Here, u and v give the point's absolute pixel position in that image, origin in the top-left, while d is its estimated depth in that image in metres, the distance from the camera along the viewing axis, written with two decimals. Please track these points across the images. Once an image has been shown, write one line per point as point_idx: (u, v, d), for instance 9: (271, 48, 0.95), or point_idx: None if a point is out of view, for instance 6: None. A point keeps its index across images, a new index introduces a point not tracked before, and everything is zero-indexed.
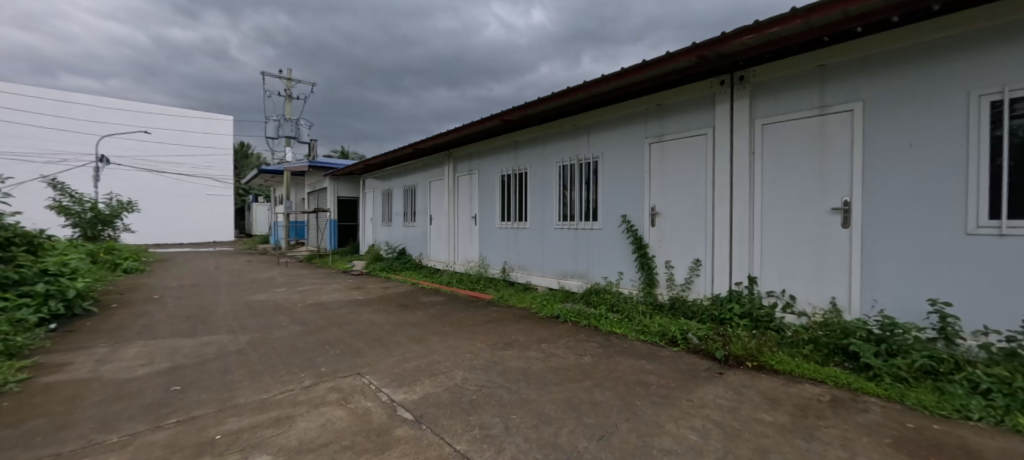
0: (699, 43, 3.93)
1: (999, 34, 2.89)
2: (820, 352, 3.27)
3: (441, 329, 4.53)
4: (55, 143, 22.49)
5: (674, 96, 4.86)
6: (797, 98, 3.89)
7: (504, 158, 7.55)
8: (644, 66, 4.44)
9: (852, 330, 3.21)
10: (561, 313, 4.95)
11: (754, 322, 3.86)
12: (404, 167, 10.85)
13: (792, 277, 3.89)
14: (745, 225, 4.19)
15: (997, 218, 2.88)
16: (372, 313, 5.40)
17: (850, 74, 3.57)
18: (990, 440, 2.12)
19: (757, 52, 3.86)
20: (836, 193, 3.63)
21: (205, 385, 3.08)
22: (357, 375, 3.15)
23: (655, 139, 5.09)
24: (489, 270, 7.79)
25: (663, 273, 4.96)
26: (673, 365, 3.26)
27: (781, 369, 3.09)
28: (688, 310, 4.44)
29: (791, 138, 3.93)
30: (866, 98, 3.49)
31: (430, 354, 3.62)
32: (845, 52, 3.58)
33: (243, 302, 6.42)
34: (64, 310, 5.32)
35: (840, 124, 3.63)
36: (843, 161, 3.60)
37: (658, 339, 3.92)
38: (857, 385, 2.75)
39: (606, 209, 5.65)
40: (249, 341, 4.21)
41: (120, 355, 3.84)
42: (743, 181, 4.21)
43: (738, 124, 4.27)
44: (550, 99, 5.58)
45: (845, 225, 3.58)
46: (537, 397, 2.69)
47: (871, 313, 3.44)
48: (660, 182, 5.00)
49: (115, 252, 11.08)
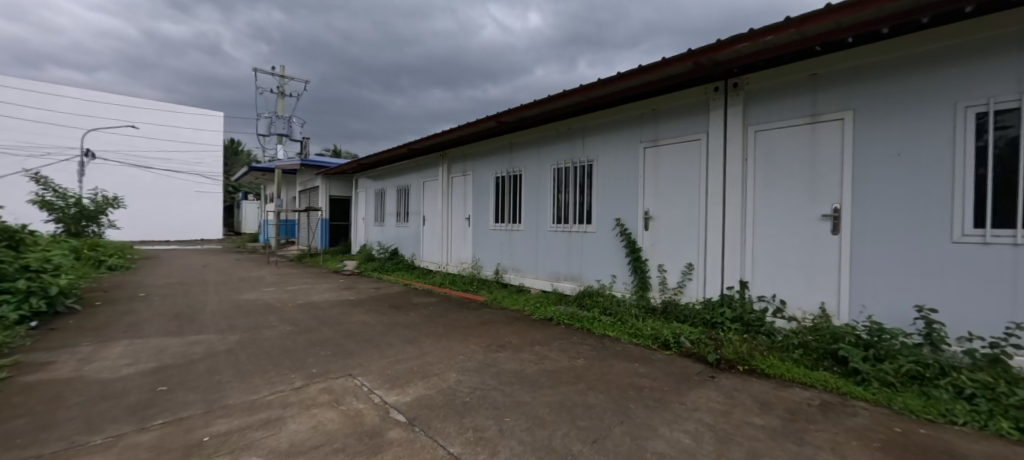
0: (696, 49, 3.95)
1: (986, 48, 2.96)
2: (810, 356, 3.30)
3: (433, 330, 4.49)
4: (39, 136, 22.12)
5: (668, 101, 4.90)
6: (789, 105, 3.96)
7: (499, 159, 7.54)
8: (640, 71, 4.46)
9: (840, 334, 3.24)
10: (555, 315, 4.96)
11: (745, 326, 3.89)
12: (398, 167, 10.79)
13: (783, 282, 3.94)
14: (737, 229, 4.23)
15: (982, 227, 2.95)
16: (364, 314, 5.34)
17: (841, 85, 3.65)
18: (974, 444, 2.16)
19: (752, 59, 3.91)
20: (826, 200, 3.69)
21: (194, 385, 3.02)
22: (349, 377, 3.11)
23: (649, 144, 5.14)
24: (482, 271, 7.78)
25: (656, 276, 4.99)
26: (666, 369, 3.28)
27: (773, 373, 3.11)
28: (681, 314, 4.46)
29: (783, 145, 3.98)
30: (856, 106, 3.56)
31: (423, 355, 3.60)
32: (836, 61, 3.65)
33: (231, 301, 6.32)
34: (46, 308, 5.19)
35: (830, 133, 3.70)
36: (833, 169, 3.66)
37: (651, 343, 3.91)
38: (846, 389, 2.79)
39: (600, 212, 5.67)
40: (237, 340, 4.14)
41: (104, 354, 3.75)
42: (736, 187, 4.26)
43: (730, 131, 4.32)
44: (546, 101, 5.58)
45: (835, 232, 3.64)
46: (530, 400, 2.69)
47: (860, 318, 3.49)
48: (654, 186, 5.04)
49: (100, 248, 10.89)
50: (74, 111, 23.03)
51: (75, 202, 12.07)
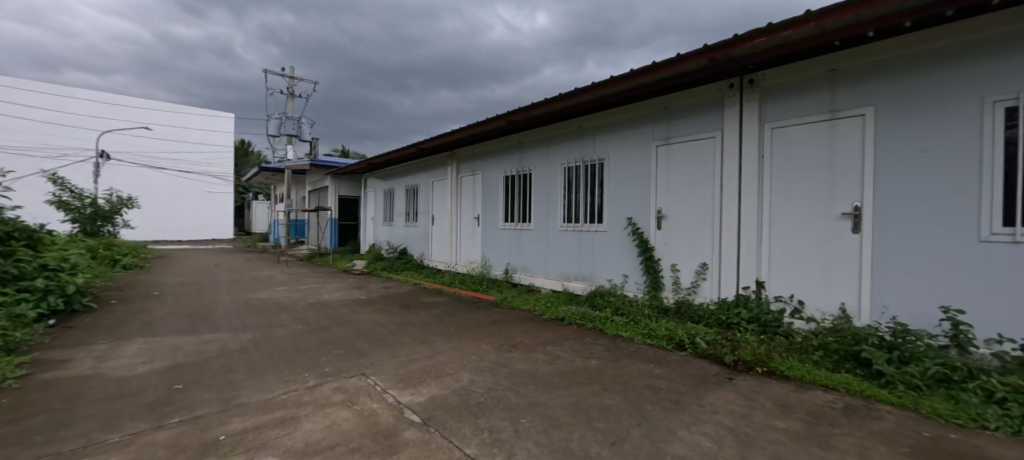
0: (710, 45, 3.90)
1: (1014, 41, 2.87)
2: (830, 358, 3.19)
3: (445, 330, 4.48)
4: (55, 138, 22.52)
5: (681, 99, 4.83)
6: (807, 101, 3.87)
7: (508, 158, 7.51)
8: (654, 67, 4.41)
9: (863, 336, 3.14)
10: (566, 316, 4.90)
11: (762, 327, 3.80)
12: (407, 166, 10.83)
13: (801, 282, 3.86)
14: (753, 228, 4.16)
15: (1012, 226, 2.86)
16: (374, 313, 5.34)
17: (862, 80, 3.56)
18: (1008, 451, 2.08)
19: (768, 55, 3.84)
20: (846, 199, 3.61)
21: (208, 383, 3.02)
22: (362, 376, 3.10)
23: (662, 142, 5.07)
24: (492, 271, 7.76)
25: (669, 277, 4.92)
26: (681, 370, 3.20)
27: (792, 375, 3.01)
28: (694, 314, 4.39)
29: (801, 142, 3.90)
30: (878, 102, 3.47)
31: (435, 355, 3.58)
32: (857, 57, 3.57)
33: (242, 300, 6.36)
34: (63, 306, 5.28)
35: (850, 129, 3.62)
36: (853, 167, 3.58)
37: (664, 343, 3.84)
38: (871, 393, 2.68)
39: (612, 211, 5.61)
40: (250, 339, 4.15)
41: (120, 353, 3.79)
42: (752, 185, 4.19)
43: (746, 128, 4.25)
44: (557, 100, 5.53)
45: (855, 231, 3.55)
46: (545, 401, 2.65)
47: (882, 320, 3.40)
48: (667, 185, 4.97)
49: (114, 248, 11.05)
50: (88, 113, 23.43)
51: (91, 203, 12.31)
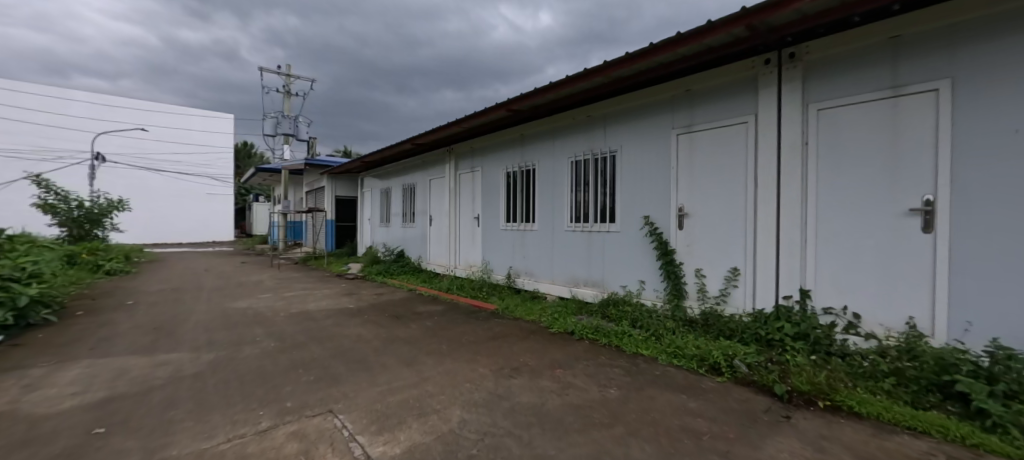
0: (747, 10, 3.27)
1: None
2: (907, 389, 2.57)
3: (437, 347, 3.90)
4: (50, 140, 22.13)
5: (706, 80, 4.22)
6: (863, 76, 3.25)
7: (510, 153, 6.93)
8: (675, 41, 3.79)
9: (951, 363, 2.52)
10: (576, 329, 4.32)
11: (811, 346, 3.17)
12: (404, 165, 10.25)
13: (857, 291, 3.25)
14: (796, 228, 3.54)
15: None
16: (359, 326, 4.76)
17: (934, 47, 2.93)
18: None
19: (816, 20, 3.21)
20: (915, 191, 2.99)
21: (139, 425, 2.44)
22: (328, 415, 2.52)
23: (683, 129, 4.46)
24: (493, 275, 7.18)
25: (693, 283, 4.32)
26: (721, 404, 2.60)
27: (864, 412, 2.40)
28: (725, 327, 3.78)
29: (855, 124, 3.28)
30: (956, 73, 2.84)
31: (422, 383, 2.99)
32: (926, 19, 2.95)
33: (219, 310, 5.81)
34: (14, 320, 4.72)
35: (919, 106, 2.99)
36: (924, 152, 2.95)
37: (695, 366, 3.23)
38: (976, 440, 2.07)
39: (625, 209, 5.01)
40: (211, 361, 3.58)
41: (53, 380, 3.22)
42: (793, 177, 3.58)
43: (786, 110, 3.64)
44: (562, 84, 4.93)
45: (927, 230, 2.94)
46: (555, 453, 2.06)
47: (967, 340, 2.78)
48: (689, 178, 4.36)
49: (101, 252, 10.55)
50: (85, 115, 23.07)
51: (78, 206, 11.83)
